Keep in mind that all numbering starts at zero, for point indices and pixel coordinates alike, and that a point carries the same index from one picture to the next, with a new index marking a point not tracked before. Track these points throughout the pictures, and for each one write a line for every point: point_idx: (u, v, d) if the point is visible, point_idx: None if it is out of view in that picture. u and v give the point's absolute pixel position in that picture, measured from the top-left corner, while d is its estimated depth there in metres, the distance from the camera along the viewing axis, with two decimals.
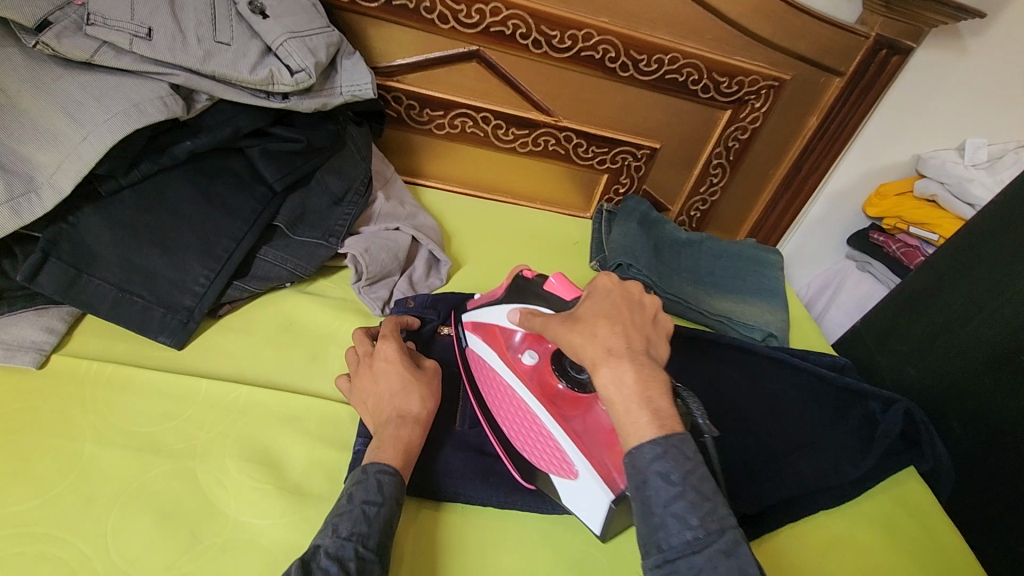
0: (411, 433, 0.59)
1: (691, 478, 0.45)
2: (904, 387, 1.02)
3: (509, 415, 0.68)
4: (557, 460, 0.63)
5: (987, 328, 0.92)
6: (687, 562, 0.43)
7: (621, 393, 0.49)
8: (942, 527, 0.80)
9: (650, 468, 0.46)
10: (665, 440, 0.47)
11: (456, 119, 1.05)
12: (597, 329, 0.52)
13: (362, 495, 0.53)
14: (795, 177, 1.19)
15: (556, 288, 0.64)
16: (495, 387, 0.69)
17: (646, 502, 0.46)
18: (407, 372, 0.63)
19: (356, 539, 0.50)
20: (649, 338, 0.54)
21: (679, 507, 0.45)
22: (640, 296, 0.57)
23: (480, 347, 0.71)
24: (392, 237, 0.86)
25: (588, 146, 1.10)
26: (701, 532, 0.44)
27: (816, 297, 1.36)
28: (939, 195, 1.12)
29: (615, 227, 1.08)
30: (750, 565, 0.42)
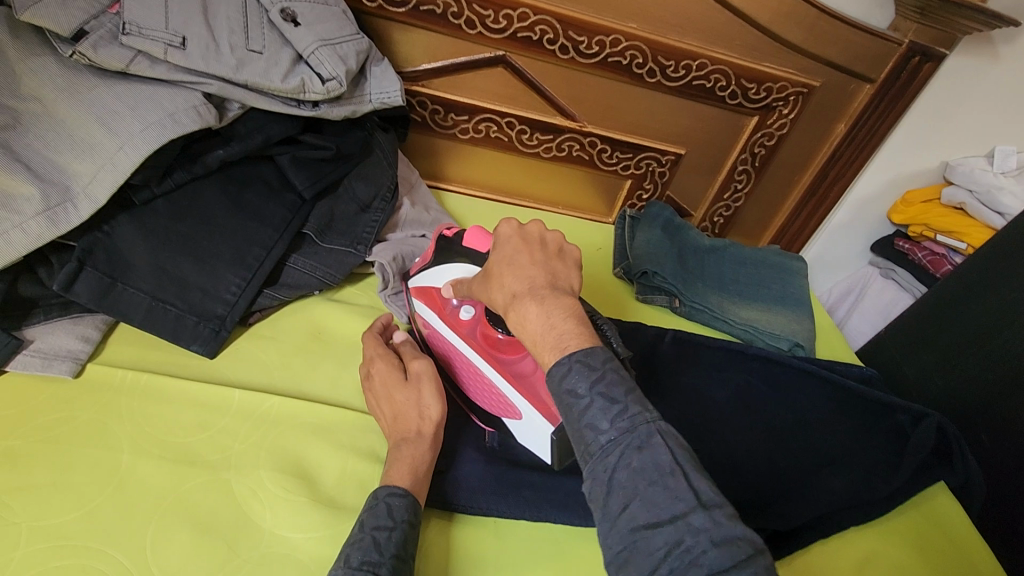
0: (420, 451, 0.60)
1: (600, 384, 0.45)
2: (930, 398, 1.01)
3: (459, 370, 0.73)
4: (506, 405, 0.67)
5: (1019, 341, 0.91)
6: (605, 464, 0.43)
7: (532, 329, 0.50)
8: (974, 544, 0.79)
9: (561, 383, 0.46)
10: (566, 360, 0.47)
11: (480, 124, 1.05)
12: (502, 275, 0.54)
13: (371, 521, 0.53)
14: (821, 183, 1.18)
15: (472, 242, 0.66)
16: (442, 345, 0.73)
17: (566, 416, 0.46)
18: (401, 390, 0.64)
19: (367, 567, 0.50)
20: (552, 268, 0.53)
21: (592, 412, 0.44)
22: (540, 233, 0.56)
23: (423, 311, 0.75)
24: (419, 245, 0.86)
25: (612, 151, 1.09)
26: (614, 433, 0.43)
27: (838, 303, 1.34)
28: (968, 204, 1.11)
29: (640, 233, 1.08)
30: (663, 452, 0.42)
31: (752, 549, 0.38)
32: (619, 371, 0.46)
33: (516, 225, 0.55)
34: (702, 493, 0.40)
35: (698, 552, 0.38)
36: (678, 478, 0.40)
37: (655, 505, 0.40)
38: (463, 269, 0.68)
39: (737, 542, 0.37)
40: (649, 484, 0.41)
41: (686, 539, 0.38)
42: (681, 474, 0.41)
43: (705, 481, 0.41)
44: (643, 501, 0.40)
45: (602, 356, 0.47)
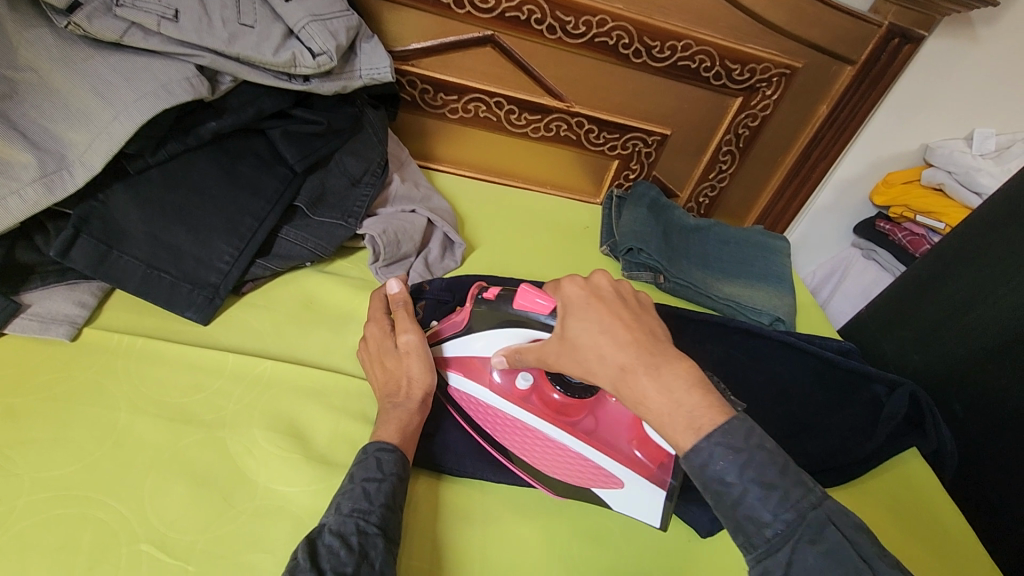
0: (407, 414, 0.62)
1: (751, 472, 0.45)
2: (908, 372, 1.04)
3: (529, 447, 0.68)
4: (595, 473, 0.67)
5: (991, 314, 0.94)
6: (777, 559, 0.44)
7: (653, 404, 0.48)
8: (944, 506, 0.83)
9: (706, 472, 0.46)
10: (703, 442, 0.46)
11: (470, 104, 1.07)
12: (596, 343, 0.52)
13: (361, 473, 0.56)
14: (804, 164, 1.20)
15: (527, 306, 0.61)
16: (499, 425, 0.70)
17: (716, 502, 0.47)
18: (392, 356, 0.66)
19: (357, 516, 0.52)
20: (644, 328, 0.52)
21: (752, 503, 0.45)
22: (613, 286, 0.56)
23: (469, 389, 0.71)
24: (408, 219, 0.88)
25: (599, 132, 1.11)
26: (780, 525, 0.45)
27: (822, 284, 1.38)
28: (946, 184, 1.15)
29: (626, 212, 1.10)
30: (841, 544, 0.43)
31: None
32: (767, 449, 0.46)
33: (584, 282, 0.55)
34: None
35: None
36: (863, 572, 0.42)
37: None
38: (521, 334, 0.65)
39: None
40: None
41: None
42: (862, 564, 0.42)
43: (885, 562, 0.43)
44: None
45: (744, 432, 0.46)
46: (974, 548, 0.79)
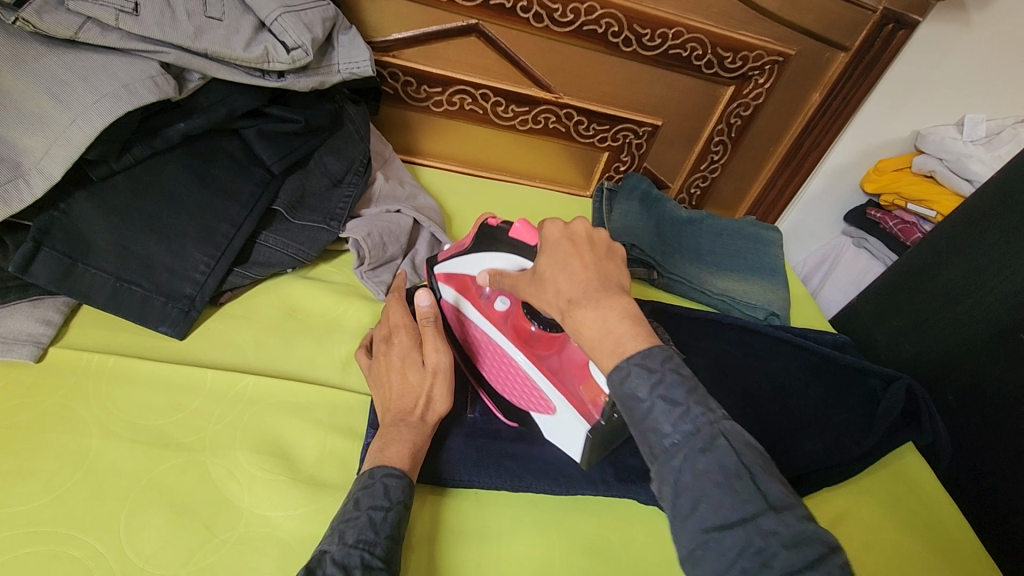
0: (414, 436, 0.59)
1: (659, 388, 0.44)
2: (901, 363, 1.04)
3: (488, 360, 0.72)
4: (537, 398, 0.68)
5: (985, 304, 0.93)
6: (670, 468, 0.43)
7: (589, 336, 0.48)
8: (939, 499, 0.83)
9: (624, 388, 0.45)
10: (623, 363, 0.46)
11: (454, 96, 1.03)
12: (555, 282, 0.51)
13: (368, 500, 0.53)
14: (796, 153, 1.18)
15: (522, 236, 0.60)
16: (473, 338, 0.73)
17: (628, 418, 0.46)
18: (416, 368, 0.62)
19: (362, 547, 0.49)
20: (603, 272, 0.50)
21: (656, 415, 0.44)
22: (588, 229, 0.53)
23: (452, 297, 0.73)
24: (394, 220, 0.85)
25: (589, 124, 1.08)
26: (678, 435, 0.43)
27: (812, 273, 1.38)
28: (938, 171, 1.13)
29: (617, 206, 1.07)
30: (728, 455, 0.41)
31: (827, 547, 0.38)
32: (680, 370, 0.45)
33: (562, 225, 0.52)
34: (773, 497, 0.40)
35: (771, 554, 0.38)
36: (745, 481, 0.40)
37: (726, 508, 0.40)
38: (509, 261, 0.62)
39: (813, 543, 0.38)
40: (717, 486, 0.40)
41: (755, 542, 0.38)
42: (750, 479, 0.41)
43: (775, 481, 0.41)
44: (714, 504, 0.40)
45: (661, 357, 0.46)
46: (970, 543, 0.79)
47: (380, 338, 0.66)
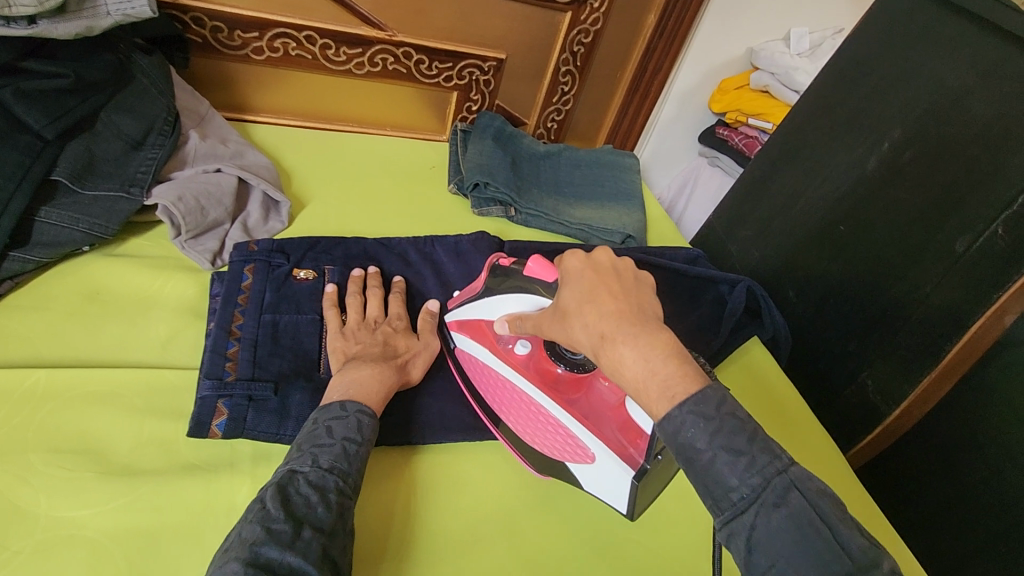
0: (381, 374, 0.62)
1: (720, 438, 0.43)
2: (750, 269, 1.12)
3: (510, 408, 0.68)
4: (571, 446, 0.64)
5: (811, 204, 1.01)
6: (742, 522, 0.42)
7: (630, 375, 0.46)
8: (780, 385, 0.91)
9: (678, 438, 0.44)
10: (677, 412, 0.44)
11: (275, 41, 0.93)
12: (586, 311, 0.49)
13: (342, 430, 0.55)
14: (642, 78, 1.20)
15: (536, 274, 0.61)
16: (494, 385, 0.70)
17: (686, 468, 0.45)
18: (412, 344, 0.69)
19: (336, 473, 0.52)
20: (635, 299, 0.49)
21: (720, 469, 0.43)
22: (612, 259, 0.53)
23: (471, 346, 0.71)
24: (213, 180, 0.77)
25: (430, 62, 1.03)
26: (745, 490, 0.42)
27: (676, 198, 1.43)
28: (771, 86, 1.20)
29: (471, 145, 1.05)
30: (805, 509, 0.41)
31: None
32: (737, 416, 0.44)
33: (585, 256, 0.52)
34: (854, 551, 0.40)
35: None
36: (825, 537, 0.40)
37: (806, 564, 0.40)
38: (527, 301, 0.64)
39: None
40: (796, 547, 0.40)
41: None
42: (827, 532, 0.41)
43: (851, 530, 0.41)
44: (791, 561, 0.40)
45: (717, 400, 0.44)
46: (805, 417, 0.88)
47: (374, 313, 0.69)
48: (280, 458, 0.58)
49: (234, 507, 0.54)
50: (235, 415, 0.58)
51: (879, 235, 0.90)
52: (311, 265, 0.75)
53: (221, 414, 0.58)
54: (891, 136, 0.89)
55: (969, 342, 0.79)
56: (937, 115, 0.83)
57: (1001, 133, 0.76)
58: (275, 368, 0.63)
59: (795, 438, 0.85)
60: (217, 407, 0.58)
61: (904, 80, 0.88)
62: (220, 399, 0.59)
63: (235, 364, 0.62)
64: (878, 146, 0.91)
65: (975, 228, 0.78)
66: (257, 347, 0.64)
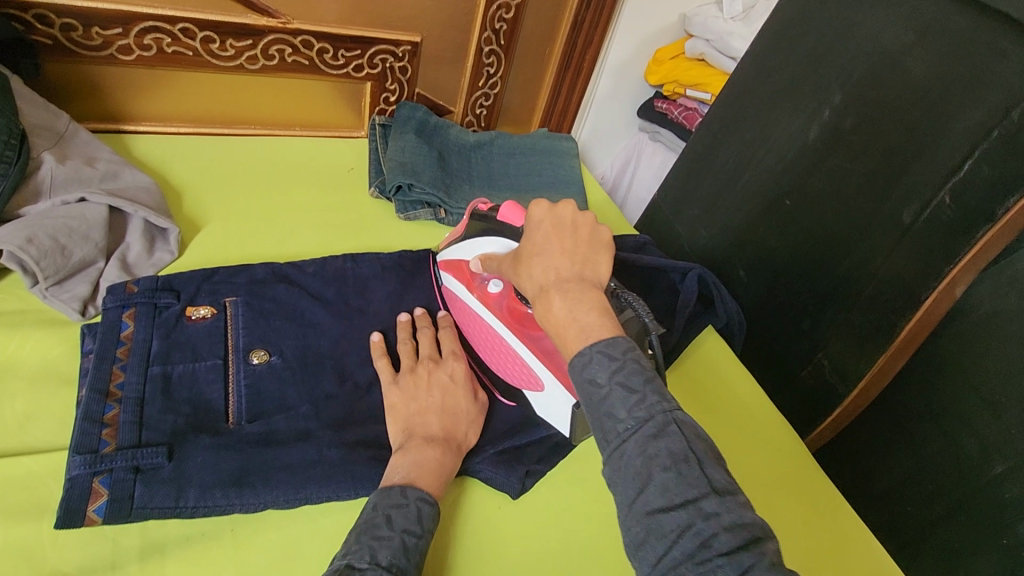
0: (443, 456, 0.56)
1: (618, 377, 0.45)
2: (698, 249, 1.07)
3: (480, 338, 0.69)
4: (524, 374, 0.65)
5: (756, 178, 0.96)
6: (622, 451, 0.43)
7: (554, 319, 0.50)
8: (737, 373, 0.88)
9: (583, 373, 0.46)
10: (588, 351, 0.47)
11: (145, 38, 0.80)
12: (536, 263, 0.54)
13: (402, 521, 0.49)
14: (572, 53, 1.12)
15: (510, 219, 0.64)
16: (465, 315, 0.70)
17: (585, 405, 0.46)
18: (470, 400, 0.62)
19: (395, 570, 0.46)
20: (581, 251, 0.54)
21: (612, 401, 0.44)
22: (574, 215, 0.56)
23: (450, 284, 0.71)
24: (77, 212, 0.65)
25: (335, 51, 0.91)
26: (631, 422, 0.43)
27: (620, 174, 1.37)
28: (707, 53, 1.15)
29: (391, 141, 0.94)
30: (679, 442, 0.42)
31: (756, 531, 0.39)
32: (640, 359, 0.46)
33: (549, 208, 0.56)
34: (716, 481, 0.41)
35: (709, 536, 0.38)
36: (692, 466, 0.41)
37: (673, 488, 0.40)
38: (498, 244, 0.65)
39: (748, 526, 0.39)
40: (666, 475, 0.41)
41: (696, 522, 0.39)
42: (695, 463, 0.41)
43: (719, 467, 0.42)
44: (654, 487, 0.41)
45: (624, 347, 0.47)
46: (764, 404, 0.85)
47: (428, 356, 0.64)
48: (176, 546, 0.49)
49: None
50: (117, 495, 0.48)
51: (827, 208, 0.86)
52: (208, 300, 0.64)
53: (100, 495, 0.48)
54: (832, 103, 0.84)
55: (922, 317, 0.76)
56: (878, 78, 0.79)
57: (941, 93, 0.72)
58: (168, 426, 0.53)
59: (761, 431, 0.81)
60: (93, 488, 0.48)
61: (842, 43, 0.83)
62: (96, 477, 0.49)
63: (115, 430, 0.52)
64: (819, 114, 0.86)
65: (921, 196, 0.75)
66: (143, 406, 0.54)
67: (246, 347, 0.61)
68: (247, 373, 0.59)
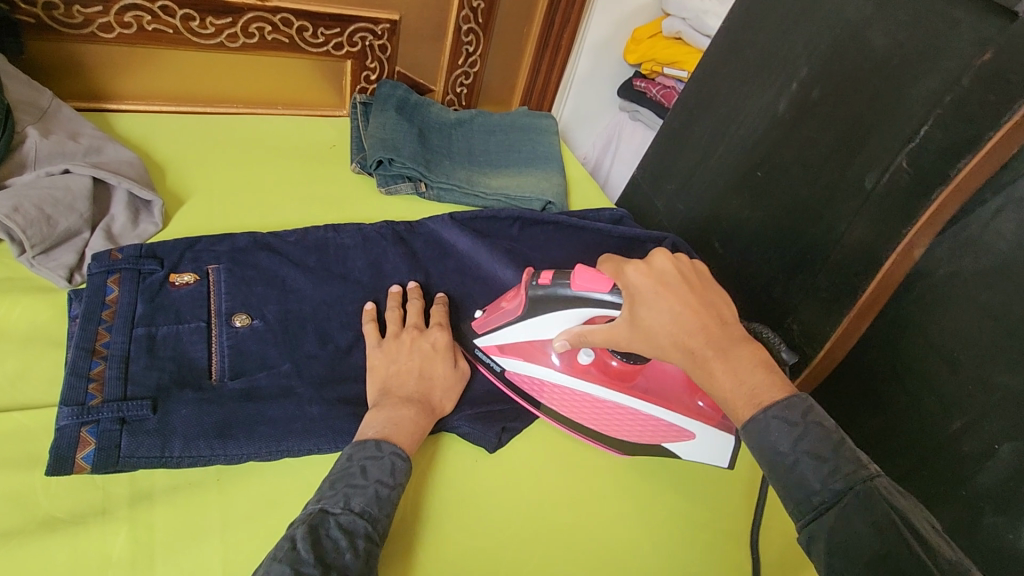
0: (419, 416, 0.58)
1: (801, 443, 0.48)
2: (676, 224, 1.10)
3: (588, 414, 0.69)
4: (660, 429, 0.68)
5: (730, 151, 0.98)
6: (822, 523, 0.46)
7: (725, 384, 0.53)
8: None
9: (764, 445, 0.50)
10: (765, 418, 0.50)
11: (125, 16, 0.81)
12: (675, 329, 0.55)
13: (376, 472, 0.51)
14: (551, 32, 1.14)
15: (590, 285, 0.63)
16: (559, 398, 0.69)
17: (769, 473, 0.50)
18: (448, 367, 0.64)
19: (366, 518, 0.48)
20: (703, 301, 0.57)
21: (803, 471, 0.48)
22: (678, 267, 0.59)
23: (520, 367, 0.70)
24: (61, 183, 0.66)
25: (315, 29, 0.92)
26: (827, 491, 0.47)
27: (601, 154, 1.39)
28: (684, 32, 1.16)
29: (372, 118, 0.96)
30: (882, 510, 0.44)
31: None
32: (821, 423, 0.49)
33: (647, 270, 0.58)
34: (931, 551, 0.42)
35: None
36: (899, 537, 0.43)
37: (879, 558, 0.43)
38: (582, 315, 0.65)
39: None
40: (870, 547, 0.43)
41: None
42: (900, 531, 0.43)
43: (929, 535, 0.43)
44: (865, 563, 0.43)
45: (801, 410, 0.50)
46: None
47: (414, 324, 0.66)
48: (163, 493, 0.52)
49: (110, 559, 0.47)
50: (104, 444, 0.50)
51: (796, 178, 0.89)
52: (191, 268, 0.66)
53: (88, 444, 0.50)
54: (799, 76, 0.87)
55: (885, 276, 0.79)
56: (841, 48, 0.82)
57: (900, 62, 0.75)
58: (153, 381, 0.55)
59: None
60: (81, 438, 0.50)
61: (808, 16, 0.85)
62: (85, 427, 0.51)
63: (102, 385, 0.54)
64: (788, 87, 0.89)
65: (882, 162, 0.78)
66: (129, 363, 0.56)
67: (228, 310, 0.63)
68: (229, 334, 0.61)
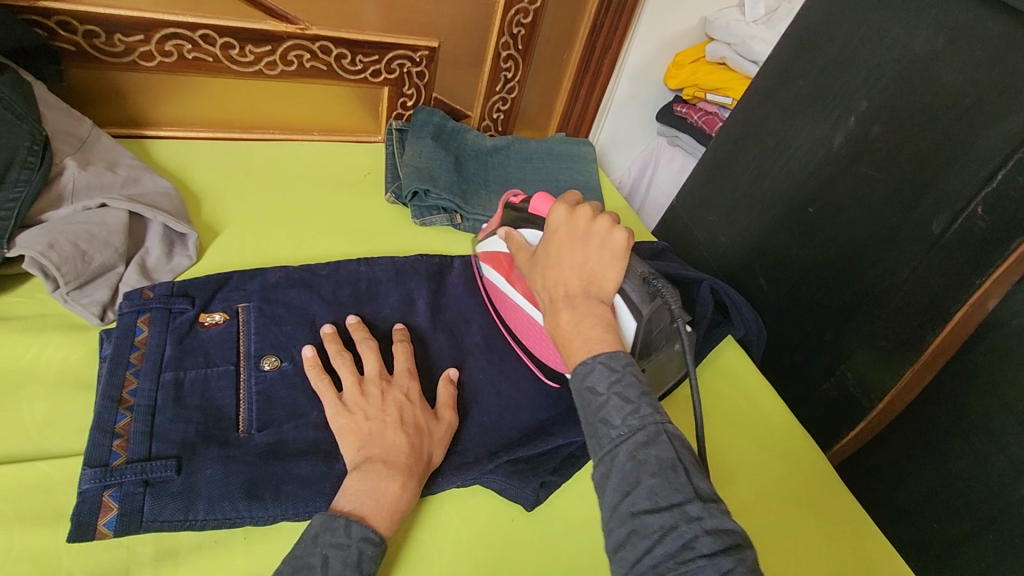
0: (402, 487, 0.53)
1: (616, 385, 0.48)
2: (717, 257, 1.05)
3: (521, 327, 0.69)
4: None
5: (778, 184, 0.94)
6: (612, 457, 0.46)
7: (565, 328, 0.54)
8: (758, 383, 0.86)
9: (584, 381, 0.50)
10: (590, 361, 0.50)
11: (166, 44, 0.81)
12: (551, 275, 0.58)
13: (338, 565, 0.47)
14: (591, 57, 1.10)
15: (539, 208, 0.67)
16: (508, 310, 0.71)
17: (582, 411, 0.50)
18: (431, 422, 0.59)
19: None
20: (592, 260, 0.57)
21: (609, 409, 0.48)
22: (585, 224, 0.59)
23: (489, 275, 0.73)
24: (96, 217, 0.65)
25: (353, 56, 0.91)
26: (625, 429, 0.47)
27: (638, 179, 1.36)
28: (728, 57, 1.13)
29: (408, 146, 0.94)
30: (670, 453, 0.45)
31: (733, 539, 0.42)
32: (639, 374, 0.50)
33: (564, 216, 0.59)
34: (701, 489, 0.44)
35: (692, 537, 0.41)
36: (680, 474, 0.44)
37: (660, 491, 0.43)
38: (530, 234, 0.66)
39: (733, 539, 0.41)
40: (652, 476, 0.44)
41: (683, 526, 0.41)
42: (682, 472, 0.44)
43: (703, 480, 0.45)
44: (640, 496, 0.43)
45: (624, 361, 0.51)
46: (784, 415, 0.83)
47: (376, 374, 0.60)
48: (188, 553, 0.50)
49: None
50: (128, 509, 0.48)
51: (852, 217, 0.83)
52: (222, 307, 0.64)
53: (110, 509, 0.48)
54: (858, 109, 0.82)
55: (955, 327, 0.73)
56: (906, 82, 0.77)
57: (974, 101, 0.70)
58: (178, 437, 0.53)
59: (773, 442, 0.79)
60: (104, 503, 0.48)
61: (869, 48, 0.80)
62: (107, 491, 0.49)
63: (126, 442, 0.52)
64: (844, 120, 0.84)
65: (952, 207, 0.72)
66: (155, 415, 0.54)
67: (257, 353, 0.61)
68: (258, 380, 0.59)
